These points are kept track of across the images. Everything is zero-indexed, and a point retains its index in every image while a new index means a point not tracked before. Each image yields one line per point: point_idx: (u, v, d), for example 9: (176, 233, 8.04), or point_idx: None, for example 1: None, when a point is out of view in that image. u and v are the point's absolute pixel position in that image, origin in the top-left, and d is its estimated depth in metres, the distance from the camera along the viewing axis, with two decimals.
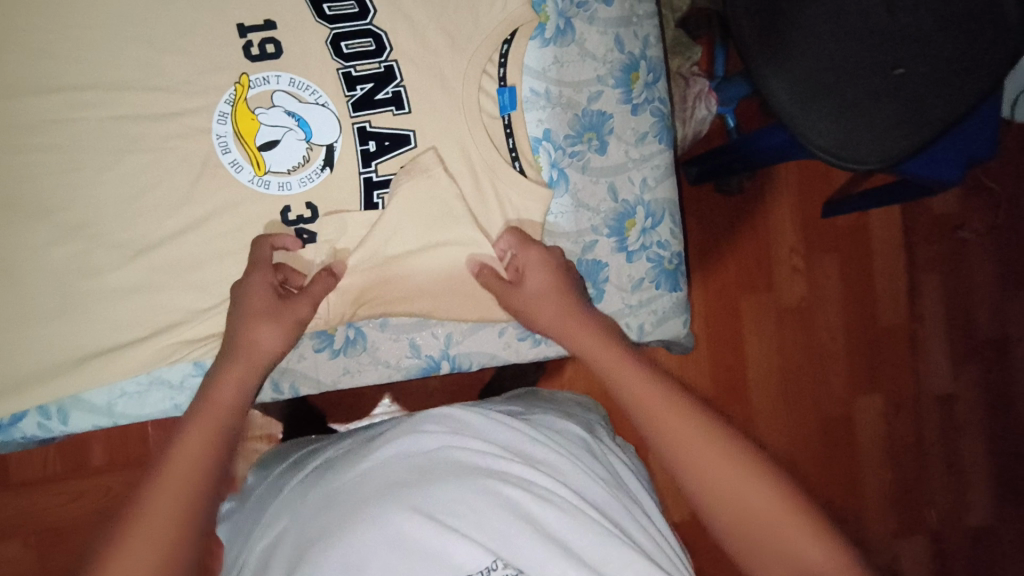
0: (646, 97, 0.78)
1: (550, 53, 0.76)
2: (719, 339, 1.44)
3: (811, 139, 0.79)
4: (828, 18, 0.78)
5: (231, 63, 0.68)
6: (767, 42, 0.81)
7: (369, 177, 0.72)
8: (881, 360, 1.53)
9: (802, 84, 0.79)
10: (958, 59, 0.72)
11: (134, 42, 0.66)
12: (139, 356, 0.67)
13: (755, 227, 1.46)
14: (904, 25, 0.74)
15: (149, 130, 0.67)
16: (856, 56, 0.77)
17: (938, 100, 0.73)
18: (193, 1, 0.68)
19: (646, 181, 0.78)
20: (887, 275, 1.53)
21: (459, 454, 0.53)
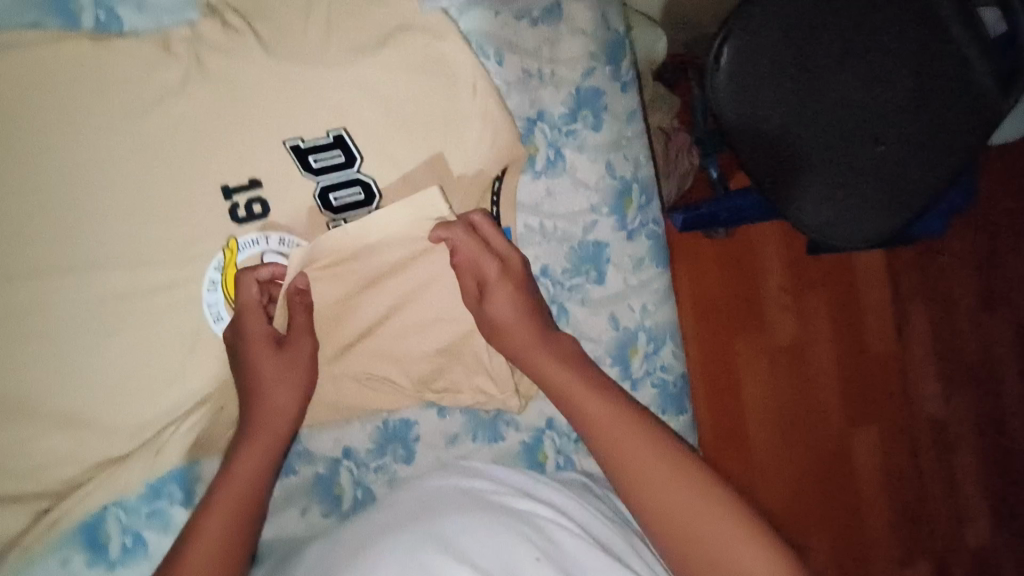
0: (641, 220, 0.77)
1: (542, 186, 0.74)
2: (713, 368, 1.45)
3: (808, 217, 0.95)
4: (812, 104, 0.92)
5: (217, 226, 0.66)
6: (752, 120, 0.92)
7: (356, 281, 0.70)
8: (873, 388, 1.55)
9: (790, 168, 0.94)
10: (913, 136, 0.92)
11: (116, 216, 0.64)
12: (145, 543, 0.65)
13: (745, 269, 1.47)
14: (874, 107, 0.92)
15: (137, 306, 0.65)
16: (843, 131, 0.93)
17: (916, 171, 0.93)
18: (174, 168, 0.65)
19: (646, 307, 0.77)
20: (875, 306, 1.55)
21: (474, 494, 0.63)
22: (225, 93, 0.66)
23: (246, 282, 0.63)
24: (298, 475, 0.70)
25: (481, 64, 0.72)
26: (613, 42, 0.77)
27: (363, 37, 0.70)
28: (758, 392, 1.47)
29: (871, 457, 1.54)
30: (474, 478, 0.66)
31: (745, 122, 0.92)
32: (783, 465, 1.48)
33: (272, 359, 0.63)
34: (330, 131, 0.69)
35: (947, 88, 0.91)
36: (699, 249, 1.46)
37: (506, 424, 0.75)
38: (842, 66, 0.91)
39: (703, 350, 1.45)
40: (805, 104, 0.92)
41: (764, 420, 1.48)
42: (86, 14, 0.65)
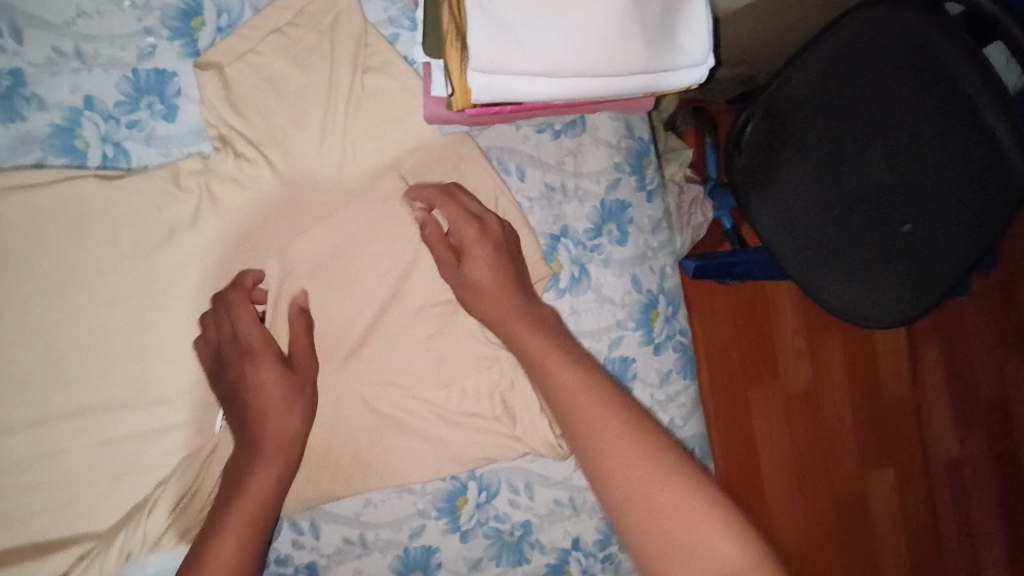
0: (668, 332, 0.75)
1: (567, 304, 0.71)
2: (731, 419, 1.42)
3: (829, 300, 0.88)
4: (830, 184, 0.85)
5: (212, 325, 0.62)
6: (766, 195, 0.88)
7: (377, 410, 0.67)
8: (887, 433, 1.53)
9: (810, 247, 0.88)
10: (957, 216, 0.79)
11: (126, 357, 0.62)
12: None
13: (758, 317, 1.44)
14: (906, 186, 0.81)
15: (149, 449, 0.63)
16: (866, 211, 0.84)
17: (951, 255, 0.81)
18: (186, 303, 0.63)
19: (674, 421, 0.75)
20: (887, 350, 1.54)
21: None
22: (240, 224, 0.65)
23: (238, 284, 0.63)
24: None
25: (502, 182, 0.70)
26: (638, 152, 0.74)
27: (380, 158, 0.67)
28: (773, 439, 1.44)
29: (885, 503, 1.52)
30: None
31: (766, 198, 0.89)
32: (798, 515, 1.45)
33: (274, 372, 0.58)
34: (348, 258, 0.67)
35: (976, 160, 0.76)
36: (713, 294, 1.42)
37: (530, 546, 0.71)
38: (870, 138, 0.81)
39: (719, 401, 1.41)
40: (826, 178, 0.85)
41: (782, 471, 1.45)
42: (92, 149, 0.62)
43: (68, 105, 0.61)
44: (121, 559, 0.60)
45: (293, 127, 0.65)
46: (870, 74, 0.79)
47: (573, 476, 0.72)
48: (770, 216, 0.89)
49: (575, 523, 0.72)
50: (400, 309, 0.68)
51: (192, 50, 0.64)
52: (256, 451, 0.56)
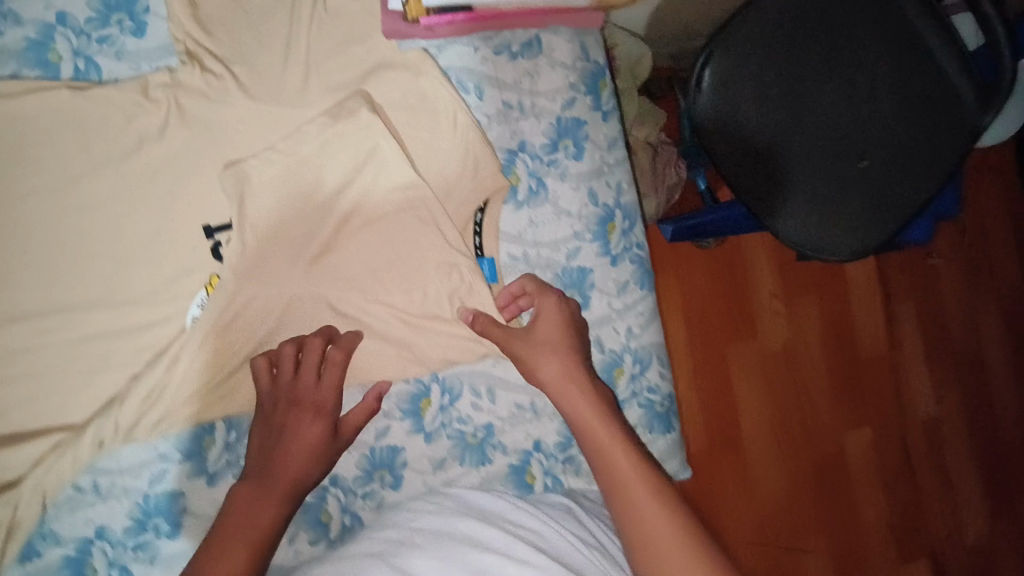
0: (624, 245, 0.78)
1: (524, 216, 0.75)
2: (706, 375, 1.41)
3: (792, 232, 0.96)
4: (795, 122, 0.96)
5: (291, 339, 0.68)
6: (736, 141, 0.96)
7: (343, 314, 0.72)
8: (866, 390, 1.48)
9: (775, 183, 0.97)
10: (919, 144, 0.93)
11: (99, 259, 0.66)
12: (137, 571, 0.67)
13: (734, 272, 1.45)
14: (863, 120, 0.94)
15: (122, 345, 0.67)
16: (827, 148, 0.96)
17: (902, 184, 0.94)
18: (153, 207, 0.67)
19: (631, 329, 0.78)
20: (865, 307, 1.50)
21: (443, 521, 0.60)
22: (204, 135, 0.68)
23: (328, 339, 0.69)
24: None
25: (460, 98, 0.73)
26: (593, 73, 0.77)
27: (342, 75, 0.71)
28: (752, 396, 1.42)
29: (867, 464, 1.46)
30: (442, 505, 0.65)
31: (729, 139, 0.97)
32: (780, 474, 1.41)
33: (318, 434, 0.64)
34: (312, 168, 0.70)
35: (935, 99, 0.91)
36: (687, 257, 1.44)
37: (493, 448, 0.75)
38: (824, 81, 0.95)
39: (695, 355, 1.41)
40: (789, 119, 0.96)
41: (758, 424, 1.42)
42: (64, 63, 0.66)
43: (40, 21, 0.65)
44: (96, 446, 0.66)
45: (257, 43, 0.69)
46: (818, 25, 0.93)
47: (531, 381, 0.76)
48: (738, 159, 0.97)
49: (535, 426, 0.76)
50: (365, 220, 0.72)
51: None
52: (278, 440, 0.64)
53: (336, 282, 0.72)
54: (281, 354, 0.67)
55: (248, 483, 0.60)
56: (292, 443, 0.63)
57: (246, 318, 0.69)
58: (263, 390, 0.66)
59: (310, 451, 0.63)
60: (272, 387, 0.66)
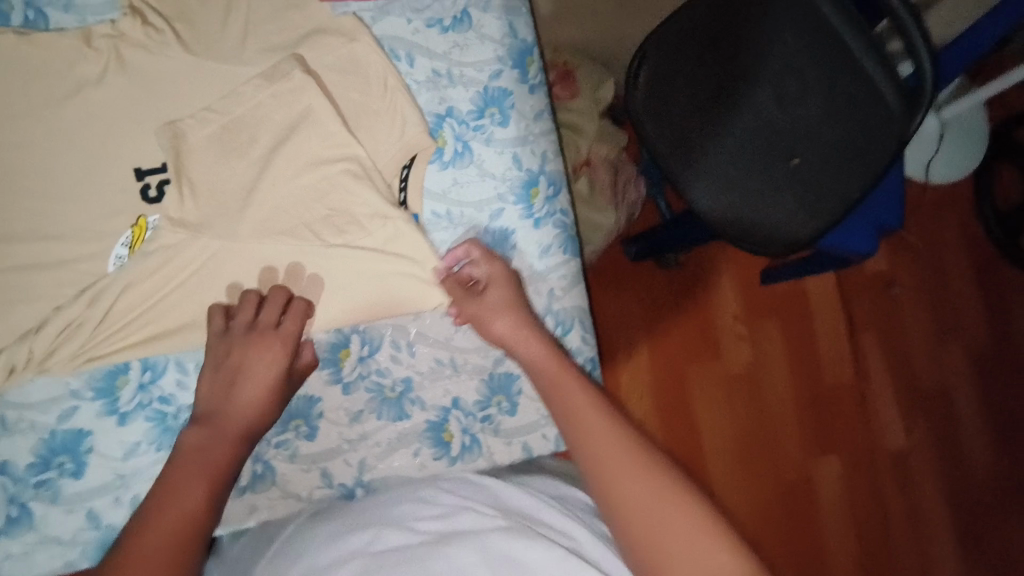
0: (548, 210, 0.80)
1: (449, 176, 0.78)
2: (667, 399, 1.39)
3: (724, 227, 0.99)
4: (727, 124, 0.99)
5: (252, 290, 0.70)
6: (673, 143, 1.00)
7: (267, 262, 0.72)
8: (832, 419, 1.44)
9: (707, 181, 0.99)
10: (847, 146, 0.92)
11: (27, 194, 0.68)
12: (37, 508, 0.66)
13: (694, 295, 1.44)
14: (793, 123, 0.96)
15: (42, 279, 0.68)
16: (760, 148, 0.98)
17: (833, 183, 0.93)
18: (85, 148, 0.69)
19: (553, 291, 0.80)
20: (830, 336, 1.45)
21: (476, 519, 0.61)
22: (143, 82, 0.71)
23: (279, 293, 0.70)
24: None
25: (392, 64, 0.77)
26: (520, 50, 0.82)
27: (280, 38, 0.75)
28: (713, 418, 1.40)
29: (832, 494, 1.41)
30: (478, 501, 0.65)
31: (665, 138, 1.00)
32: (742, 500, 1.38)
33: (271, 373, 0.67)
34: (248, 124, 0.73)
35: (859, 99, 0.91)
36: (651, 280, 1.43)
37: (411, 402, 0.75)
38: (755, 82, 0.97)
39: (655, 378, 1.40)
40: (725, 114, 0.99)
41: (720, 448, 1.40)
42: (15, 12, 0.70)
43: None
44: (7, 374, 0.66)
45: (199, 4, 0.73)
46: (747, 25, 0.96)
47: (454, 338, 0.76)
48: (671, 152, 1.01)
49: (454, 383, 0.76)
50: (291, 170, 0.73)
51: None
52: (232, 365, 0.66)
53: (263, 233, 0.72)
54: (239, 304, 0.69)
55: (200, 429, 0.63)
56: (253, 380, 0.66)
57: (177, 263, 0.70)
58: (217, 335, 0.68)
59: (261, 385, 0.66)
60: (226, 329, 0.68)
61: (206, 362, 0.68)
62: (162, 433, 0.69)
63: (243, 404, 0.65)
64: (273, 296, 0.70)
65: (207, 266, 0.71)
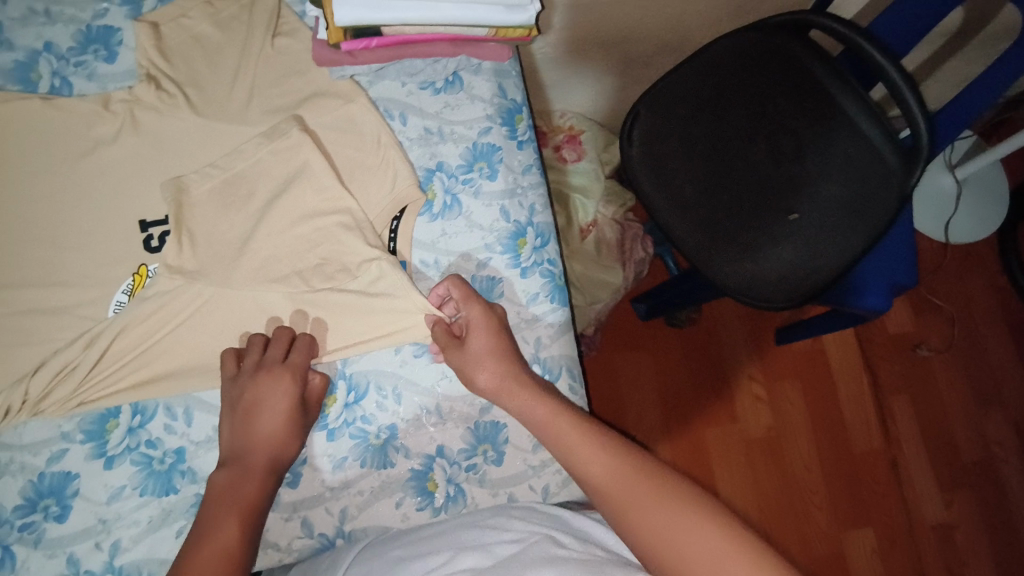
0: (535, 260, 0.82)
1: (438, 227, 0.80)
2: (686, 464, 1.34)
3: (724, 281, 1.00)
4: (724, 181, 0.99)
5: (257, 334, 0.73)
6: (670, 199, 1.03)
7: (262, 306, 0.75)
8: (864, 489, 1.35)
9: (705, 236, 1.01)
10: (849, 201, 0.90)
11: (39, 243, 0.72)
12: (20, 554, 0.64)
13: (710, 356, 1.41)
14: (790, 180, 0.94)
15: (45, 323, 0.71)
16: (758, 203, 0.97)
17: (835, 237, 0.91)
18: (96, 201, 0.74)
19: (540, 339, 0.80)
20: (855, 400, 1.40)
21: (550, 545, 0.59)
22: (153, 141, 0.76)
23: (282, 329, 0.73)
24: (177, 494, 0.68)
25: (386, 123, 0.82)
26: (509, 109, 0.86)
27: (283, 100, 0.80)
28: (736, 487, 1.34)
29: (869, 573, 1.31)
30: (544, 523, 0.65)
31: (663, 196, 1.03)
32: None
33: (286, 402, 0.68)
34: (247, 178, 0.77)
35: (856, 159, 0.89)
36: (664, 340, 1.42)
37: (395, 450, 0.74)
38: (750, 139, 0.96)
39: (672, 442, 1.36)
40: (722, 171, 0.99)
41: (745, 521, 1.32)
42: (42, 81, 0.77)
43: (31, 49, 0.77)
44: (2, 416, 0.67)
45: (210, 73, 0.80)
46: (736, 86, 0.96)
47: (439, 385, 0.76)
48: (668, 207, 1.03)
49: (440, 431, 0.75)
50: (286, 218, 0.76)
51: (135, 13, 0.80)
52: (247, 406, 0.69)
53: (257, 281, 0.74)
54: (248, 348, 0.72)
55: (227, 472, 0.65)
56: (269, 412, 0.68)
57: (170, 309, 0.73)
58: (230, 379, 0.70)
59: (282, 417, 0.68)
60: (236, 374, 0.70)
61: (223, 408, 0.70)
62: (147, 477, 0.68)
63: (240, 447, 0.67)
64: (279, 333, 0.72)
65: (200, 313, 0.73)
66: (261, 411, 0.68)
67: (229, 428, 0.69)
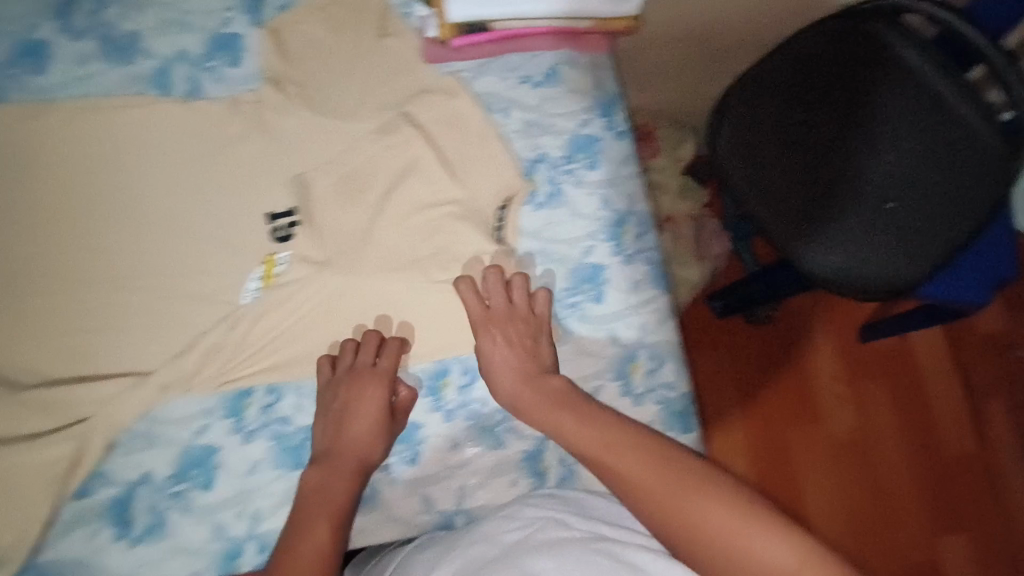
0: (637, 248, 0.83)
1: (542, 216, 0.82)
2: (767, 464, 1.31)
3: (816, 269, 0.89)
4: (816, 164, 0.92)
5: (349, 338, 0.76)
6: (755, 182, 0.95)
7: (378, 291, 0.78)
8: (957, 492, 1.30)
9: (794, 221, 0.92)
10: (948, 188, 0.86)
11: (178, 234, 0.78)
12: (174, 519, 0.70)
13: (792, 355, 1.37)
14: (885, 166, 0.89)
15: (186, 308, 0.76)
16: (852, 187, 0.90)
17: (935, 224, 0.86)
18: (229, 196, 0.79)
19: (645, 326, 0.80)
20: (945, 400, 1.35)
21: (553, 530, 0.59)
22: (278, 140, 0.81)
23: (370, 334, 0.75)
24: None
25: (490, 116, 0.84)
26: (607, 100, 0.87)
27: (393, 98, 0.84)
28: (823, 494, 1.29)
29: None
30: (554, 507, 0.65)
31: (747, 179, 0.95)
32: None
33: (376, 409, 0.71)
34: (363, 174, 0.81)
35: (956, 145, 0.86)
36: (744, 338, 1.38)
37: (507, 432, 0.76)
38: (842, 123, 0.91)
39: (752, 441, 1.32)
40: (812, 155, 0.92)
41: (832, 523, 1.28)
42: (178, 86, 0.83)
43: (165, 56, 0.83)
44: (158, 392, 0.72)
45: (326, 73, 0.84)
46: (827, 68, 0.91)
47: None
48: (751, 192, 0.95)
49: None
50: (398, 209, 0.80)
51: (257, 20, 0.86)
52: (340, 412, 0.72)
53: (374, 270, 0.78)
54: (340, 352, 0.75)
55: (317, 469, 0.69)
56: (361, 418, 0.71)
57: (301, 297, 0.77)
58: (325, 383, 0.74)
59: (370, 425, 0.71)
60: (331, 376, 0.74)
61: (318, 412, 0.73)
62: (282, 451, 0.73)
63: (333, 448, 0.70)
64: (367, 339, 0.75)
65: (326, 301, 0.77)
66: (355, 416, 0.71)
67: (320, 429, 0.72)
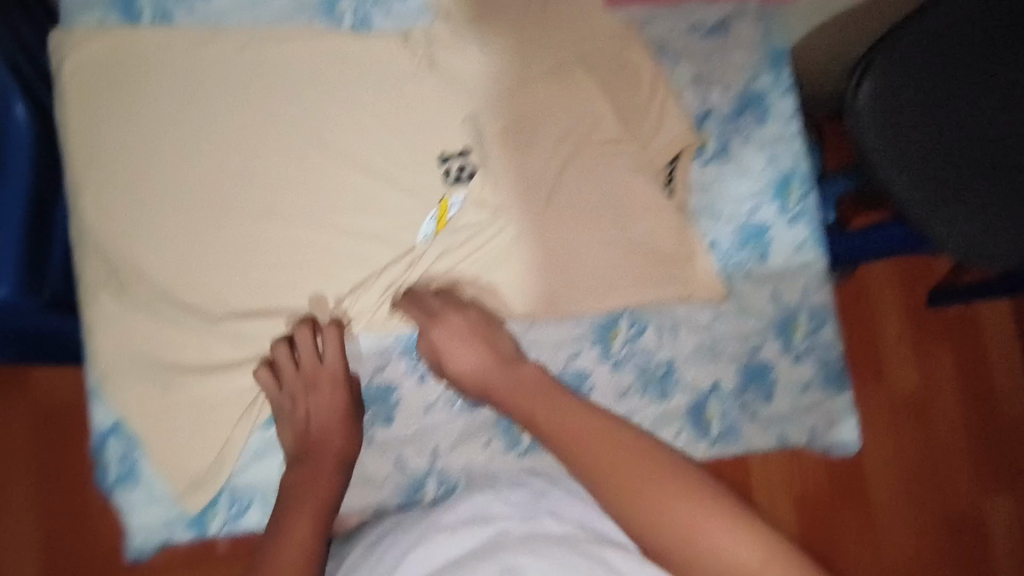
0: (804, 207, 0.82)
1: (710, 172, 0.82)
2: None
3: (947, 242, 0.73)
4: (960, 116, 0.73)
5: (279, 341, 0.73)
6: (889, 129, 0.73)
7: (548, 239, 0.78)
8: (1013, 455, 1.30)
9: (929, 183, 0.73)
10: None
11: (352, 170, 0.77)
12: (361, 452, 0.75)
13: (859, 321, 1.29)
14: None
15: (362, 247, 0.76)
16: (999, 145, 0.72)
17: None
18: (402, 135, 0.78)
19: (808, 287, 0.81)
20: (1008, 368, 1.32)
21: (520, 529, 0.56)
22: (453, 80, 0.79)
23: (299, 330, 0.72)
24: (483, 411, 0.76)
25: (659, 65, 0.83)
26: (776, 53, 0.85)
27: (562, 37, 0.81)
28: (885, 487, 1.26)
29: (1010, 537, 1.28)
30: (528, 503, 0.61)
31: (878, 127, 0.73)
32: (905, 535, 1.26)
33: (340, 403, 0.71)
34: (533, 118, 0.79)
35: None
36: None
37: (672, 383, 0.79)
38: (993, 67, 0.72)
39: None
40: (954, 104, 0.73)
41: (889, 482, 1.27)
42: (346, 16, 0.80)
43: None
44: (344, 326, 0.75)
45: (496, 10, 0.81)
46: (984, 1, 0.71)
47: (714, 324, 0.80)
48: (881, 144, 0.73)
49: (713, 367, 0.80)
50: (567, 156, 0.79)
51: None
52: (295, 420, 0.71)
53: (546, 217, 0.78)
54: (277, 358, 0.72)
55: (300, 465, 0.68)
56: (327, 418, 0.70)
57: (476, 241, 0.77)
58: (276, 397, 0.72)
59: (338, 420, 0.70)
60: (281, 392, 0.71)
61: (280, 420, 0.72)
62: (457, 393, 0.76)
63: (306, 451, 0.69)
64: (300, 338, 0.72)
65: (498, 246, 0.77)
66: (317, 415, 0.70)
67: (291, 433, 0.71)
